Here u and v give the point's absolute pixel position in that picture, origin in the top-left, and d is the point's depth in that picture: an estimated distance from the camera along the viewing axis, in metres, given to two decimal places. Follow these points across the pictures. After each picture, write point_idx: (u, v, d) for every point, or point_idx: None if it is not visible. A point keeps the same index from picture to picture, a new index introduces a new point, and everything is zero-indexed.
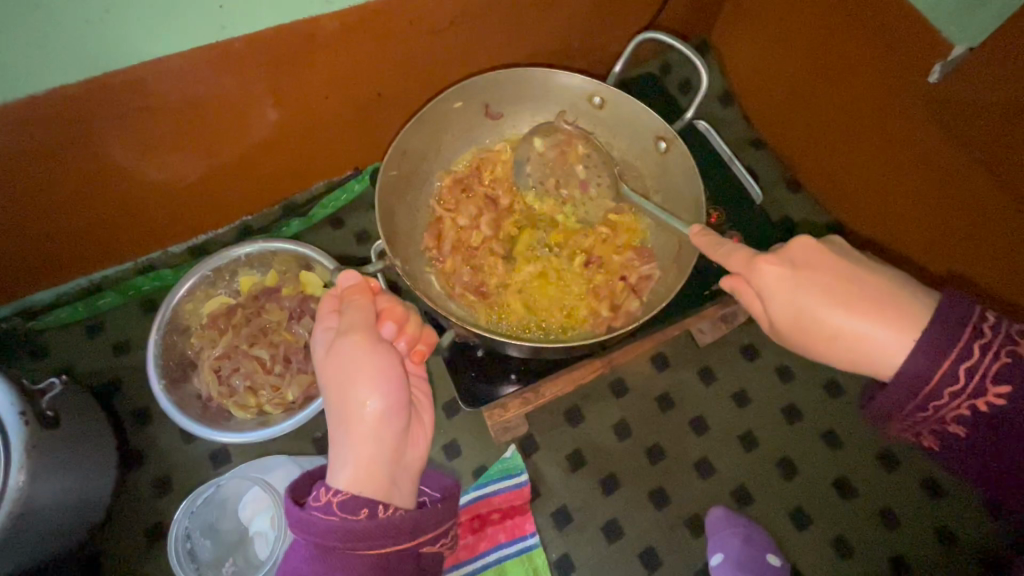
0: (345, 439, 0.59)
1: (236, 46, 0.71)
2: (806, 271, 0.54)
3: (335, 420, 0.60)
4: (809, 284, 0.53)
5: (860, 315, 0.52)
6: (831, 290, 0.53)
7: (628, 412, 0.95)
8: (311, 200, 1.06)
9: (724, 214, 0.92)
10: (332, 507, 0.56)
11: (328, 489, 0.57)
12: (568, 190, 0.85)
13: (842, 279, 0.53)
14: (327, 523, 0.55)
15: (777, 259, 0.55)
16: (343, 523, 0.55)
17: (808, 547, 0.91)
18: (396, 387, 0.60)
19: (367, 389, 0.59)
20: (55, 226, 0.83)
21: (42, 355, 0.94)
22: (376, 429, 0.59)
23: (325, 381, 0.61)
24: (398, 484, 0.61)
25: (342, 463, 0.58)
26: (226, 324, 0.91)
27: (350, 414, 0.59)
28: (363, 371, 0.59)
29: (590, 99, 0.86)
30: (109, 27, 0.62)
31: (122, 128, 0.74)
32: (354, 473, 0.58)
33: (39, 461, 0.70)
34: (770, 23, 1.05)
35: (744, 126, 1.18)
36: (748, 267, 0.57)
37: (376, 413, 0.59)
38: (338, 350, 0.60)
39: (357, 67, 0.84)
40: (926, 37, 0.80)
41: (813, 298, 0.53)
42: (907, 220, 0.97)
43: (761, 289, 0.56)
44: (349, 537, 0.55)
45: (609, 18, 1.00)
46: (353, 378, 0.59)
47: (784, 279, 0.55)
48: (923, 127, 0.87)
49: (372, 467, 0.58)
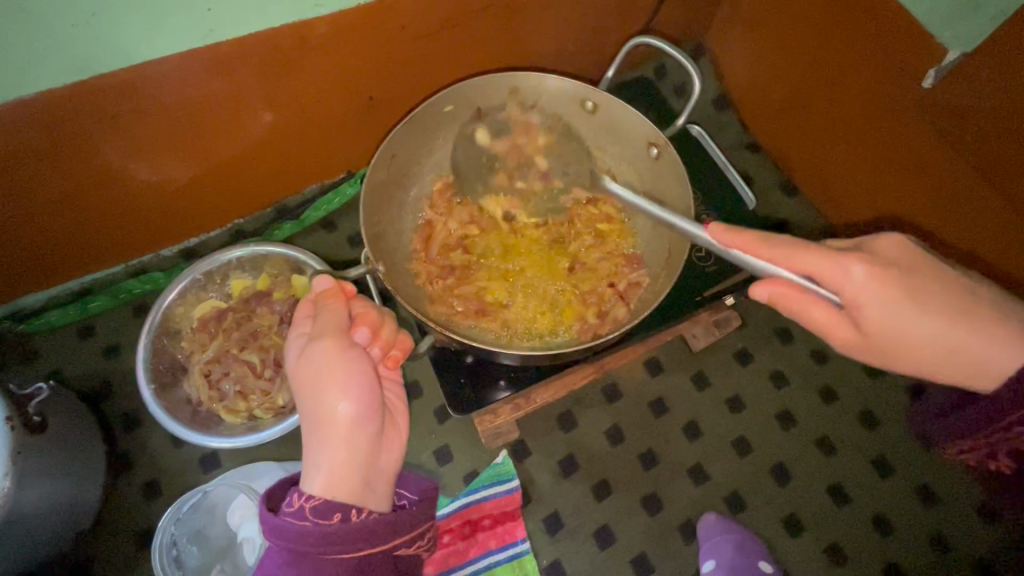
0: (319, 444, 0.59)
1: (226, 49, 0.71)
2: (886, 272, 0.51)
3: (308, 425, 0.60)
4: (893, 287, 0.51)
5: (954, 318, 0.51)
6: (920, 293, 0.51)
7: (621, 417, 0.95)
8: (303, 203, 1.05)
9: (716, 218, 0.91)
10: (306, 512, 0.56)
11: (302, 495, 0.57)
12: (528, 183, 0.83)
13: (935, 281, 0.52)
14: (301, 528, 0.55)
15: (859, 258, 0.52)
16: (316, 528, 0.55)
17: (802, 553, 0.90)
18: (368, 391, 0.59)
19: (337, 393, 0.58)
20: (44, 228, 0.82)
21: (32, 358, 0.94)
22: (348, 434, 0.58)
23: (297, 386, 0.60)
24: (373, 488, 0.60)
25: (315, 467, 0.58)
26: (216, 328, 0.91)
27: (322, 419, 0.59)
28: (333, 374, 0.58)
29: (581, 104, 0.85)
30: (96, 30, 0.62)
31: (111, 130, 0.74)
32: (327, 477, 0.57)
33: (26, 466, 0.69)
34: (765, 26, 1.04)
35: (739, 130, 1.18)
36: (813, 262, 0.53)
37: (347, 418, 0.58)
38: (310, 355, 0.59)
39: (350, 70, 0.84)
40: (920, 42, 0.80)
41: (897, 300, 0.51)
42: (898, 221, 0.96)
43: (852, 296, 0.52)
44: (323, 541, 0.55)
45: (602, 21, 0.99)
46: (325, 382, 0.58)
47: (867, 278, 0.51)
48: (915, 131, 0.86)
49: (344, 472, 0.58)
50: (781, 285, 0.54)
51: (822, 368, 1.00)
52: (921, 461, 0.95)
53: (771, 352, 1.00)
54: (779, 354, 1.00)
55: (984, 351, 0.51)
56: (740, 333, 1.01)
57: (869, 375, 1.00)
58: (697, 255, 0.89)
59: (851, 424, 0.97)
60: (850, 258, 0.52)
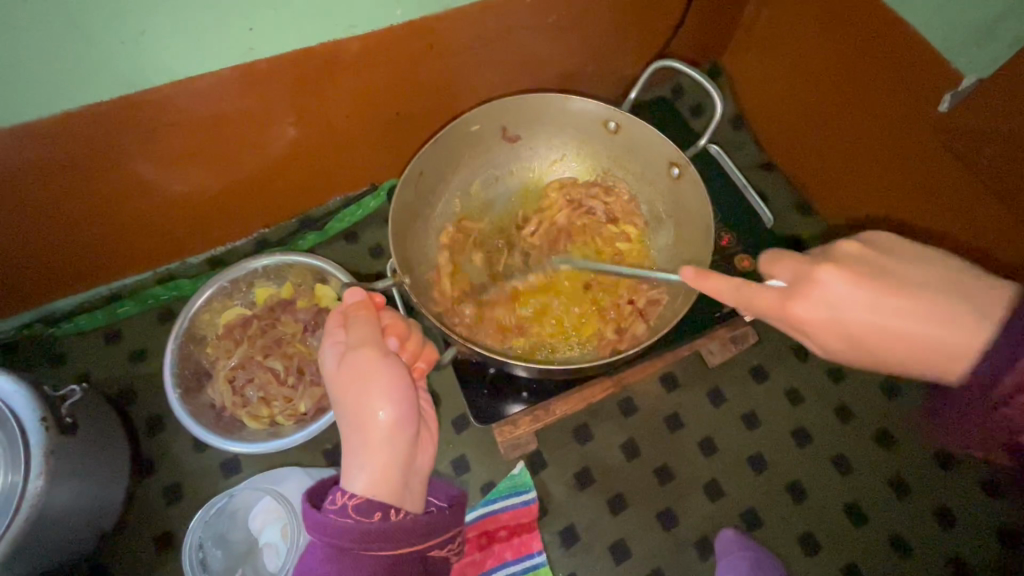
0: (360, 446, 0.60)
1: (264, 67, 0.74)
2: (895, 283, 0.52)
3: (348, 427, 0.61)
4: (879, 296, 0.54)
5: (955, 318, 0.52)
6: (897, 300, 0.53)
7: (637, 432, 0.96)
8: (327, 215, 1.08)
9: (735, 236, 0.93)
10: (348, 509, 0.57)
11: (345, 493, 0.59)
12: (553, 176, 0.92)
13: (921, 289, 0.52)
14: (343, 524, 0.56)
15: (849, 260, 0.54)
16: (358, 525, 0.56)
17: (818, 572, 0.90)
18: (408, 398, 0.61)
19: (381, 398, 0.60)
20: (80, 236, 0.85)
21: (60, 362, 0.96)
22: (389, 438, 0.60)
23: (338, 391, 0.62)
24: (409, 491, 0.62)
25: (358, 468, 0.59)
26: (242, 334, 0.93)
27: (363, 422, 0.60)
28: (378, 381, 0.60)
29: (605, 124, 0.87)
30: (144, 47, 0.65)
31: (150, 142, 0.77)
32: (369, 478, 0.59)
33: (57, 466, 0.71)
34: (780, 51, 1.07)
35: (753, 149, 1.20)
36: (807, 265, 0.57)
37: (389, 423, 0.60)
38: (353, 361, 0.61)
39: (379, 87, 0.86)
40: (935, 69, 0.82)
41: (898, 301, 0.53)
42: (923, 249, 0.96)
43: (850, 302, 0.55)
44: (365, 537, 0.56)
45: (623, 43, 1.02)
46: (369, 388, 0.60)
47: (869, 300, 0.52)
48: (927, 153, 0.88)
49: (387, 474, 0.60)
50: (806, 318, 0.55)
51: (838, 387, 1.00)
52: (938, 482, 0.95)
53: (788, 370, 1.01)
54: (794, 372, 1.01)
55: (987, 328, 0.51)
56: (755, 350, 1.02)
57: (885, 394, 1.00)
58: (717, 272, 0.91)
59: (868, 444, 0.97)
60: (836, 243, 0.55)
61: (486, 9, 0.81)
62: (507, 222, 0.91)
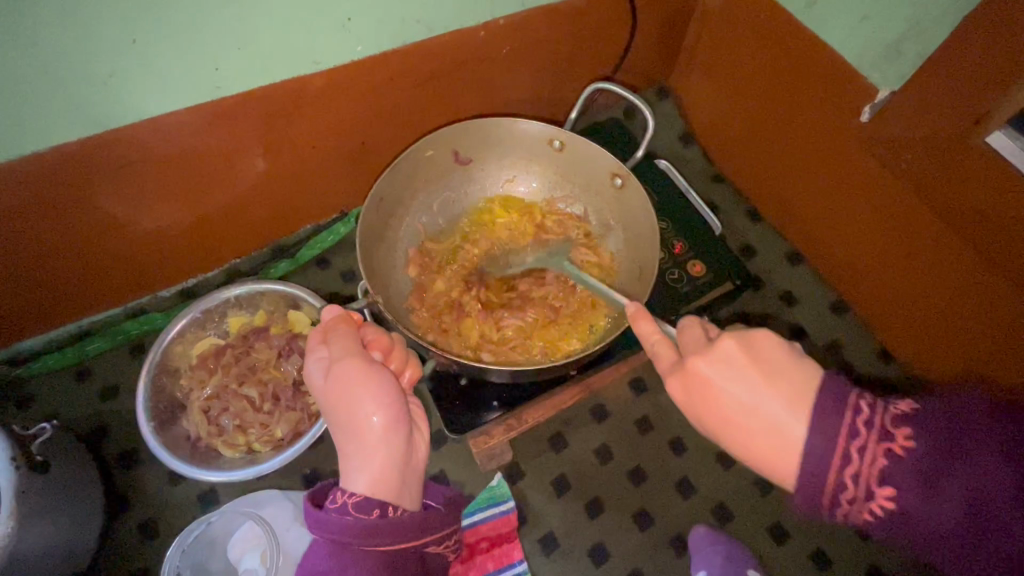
0: (358, 449, 0.63)
1: (230, 103, 0.78)
2: (778, 385, 0.50)
3: (345, 434, 0.64)
4: (769, 394, 0.50)
5: (766, 394, 0.50)
6: (750, 382, 0.51)
7: (610, 436, 0.99)
8: (298, 243, 1.10)
9: (687, 244, 0.99)
10: (349, 507, 0.62)
11: (345, 492, 0.62)
12: (507, 202, 0.98)
13: (786, 369, 0.51)
14: (344, 522, 0.61)
15: (738, 361, 0.51)
16: (358, 522, 0.60)
17: (788, 561, 0.93)
18: (396, 400, 0.64)
19: (371, 404, 0.63)
20: (48, 274, 0.86)
21: (29, 403, 0.95)
22: (384, 439, 0.63)
23: (328, 404, 0.65)
24: (407, 487, 0.66)
25: (358, 469, 0.63)
26: (216, 364, 0.94)
27: (358, 428, 0.63)
28: (366, 389, 0.63)
29: (552, 143, 0.92)
30: (113, 89, 0.68)
31: (119, 180, 0.79)
32: (370, 478, 0.62)
33: (28, 506, 0.70)
34: (720, 70, 1.15)
35: (704, 164, 1.27)
36: (712, 406, 0.52)
37: (381, 425, 0.63)
38: (338, 374, 0.64)
39: (346, 119, 0.91)
40: (855, 83, 0.90)
41: (771, 410, 0.49)
42: (885, 272, 1.02)
43: (748, 404, 0.50)
44: (364, 534, 0.61)
45: (575, 70, 1.09)
46: (359, 396, 0.63)
47: (783, 396, 0.49)
48: (856, 163, 0.96)
49: (385, 472, 0.63)
50: (804, 460, 0.47)
51: None
52: None
53: None
54: None
55: (771, 458, 0.49)
56: None
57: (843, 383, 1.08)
58: (672, 278, 0.96)
59: None
60: (694, 362, 0.53)
61: (443, 42, 0.87)
62: (468, 241, 0.95)
